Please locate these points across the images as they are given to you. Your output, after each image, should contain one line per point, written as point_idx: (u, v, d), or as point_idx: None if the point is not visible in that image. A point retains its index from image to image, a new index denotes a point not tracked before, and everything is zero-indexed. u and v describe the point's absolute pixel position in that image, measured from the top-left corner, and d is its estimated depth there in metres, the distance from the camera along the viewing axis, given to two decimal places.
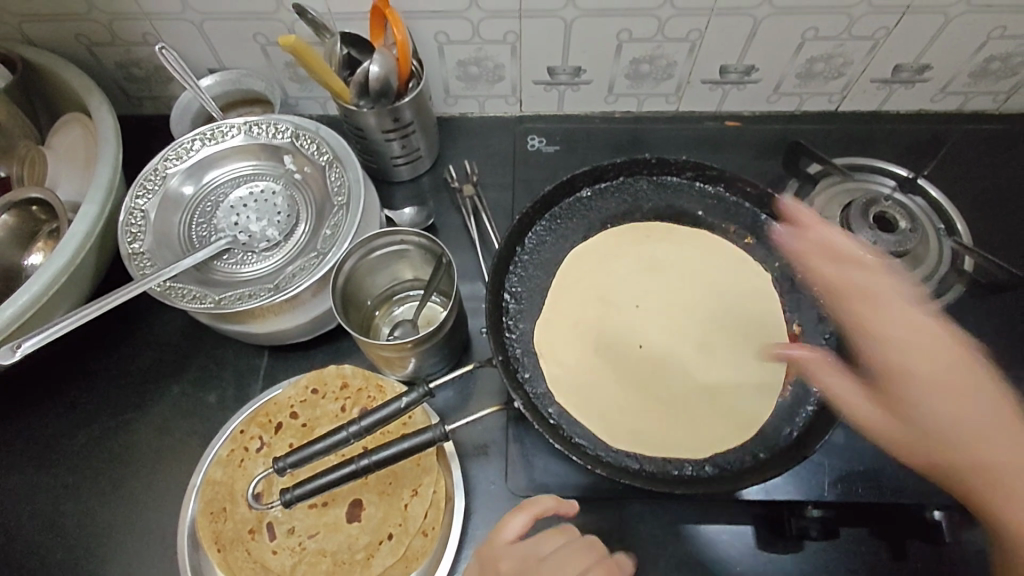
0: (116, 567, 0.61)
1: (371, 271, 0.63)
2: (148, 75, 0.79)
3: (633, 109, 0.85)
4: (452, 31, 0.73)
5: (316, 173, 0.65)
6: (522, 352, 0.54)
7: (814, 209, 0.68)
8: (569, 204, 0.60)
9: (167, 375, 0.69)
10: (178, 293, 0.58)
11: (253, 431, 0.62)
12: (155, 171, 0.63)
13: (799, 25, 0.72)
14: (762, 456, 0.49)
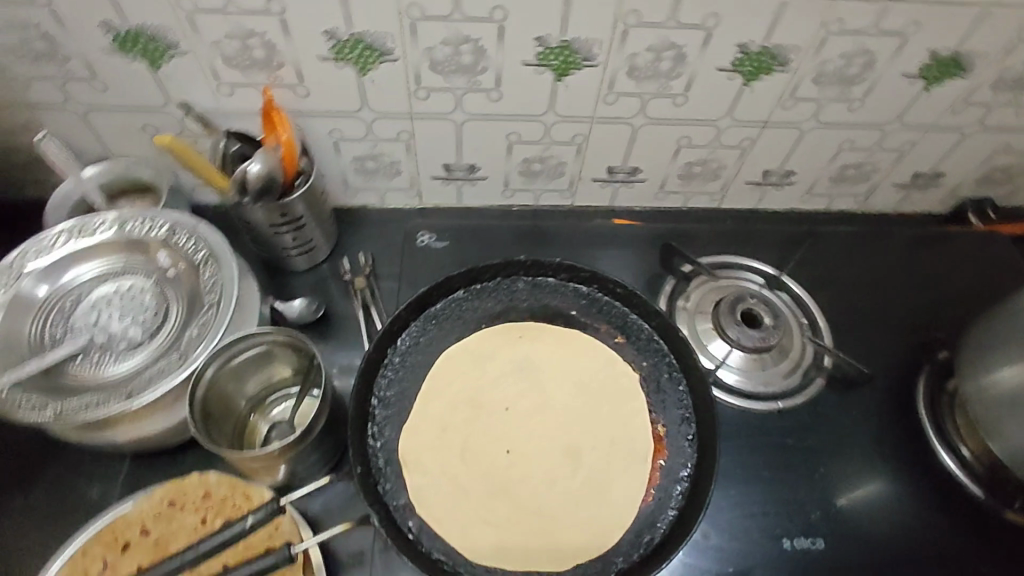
0: None
1: (240, 372, 0.61)
2: (30, 161, 0.77)
3: (530, 204, 0.89)
4: (345, 129, 0.75)
5: (191, 268, 0.64)
6: (384, 461, 0.52)
7: (690, 305, 0.71)
8: (445, 306, 0.61)
9: (10, 483, 0.63)
10: (17, 402, 0.54)
11: (96, 551, 0.57)
12: (11, 266, 0.61)
13: (672, 134, 0.78)
14: (619, 565, 0.49)
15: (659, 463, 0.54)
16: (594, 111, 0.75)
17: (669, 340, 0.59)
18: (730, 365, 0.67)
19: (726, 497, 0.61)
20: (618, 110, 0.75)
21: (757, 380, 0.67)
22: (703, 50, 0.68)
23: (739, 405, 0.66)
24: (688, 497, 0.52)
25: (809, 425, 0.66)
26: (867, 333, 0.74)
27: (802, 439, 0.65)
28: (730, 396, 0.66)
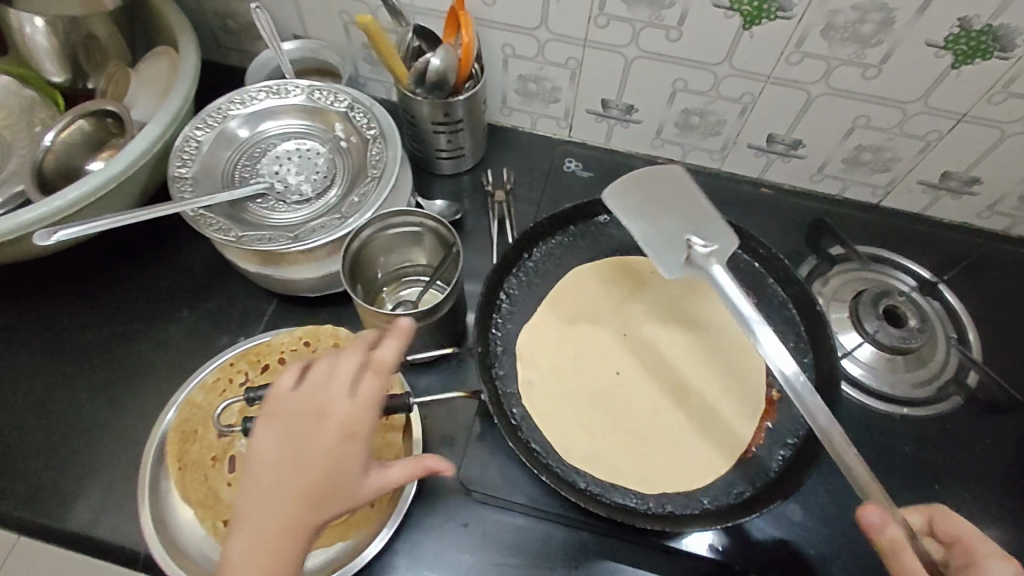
0: (83, 463, 0.64)
1: (388, 246, 0.66)
2: (240, 28, 0.85)
3: (676, 158, 0.87)
4: (518, 45, 0.77)
5: (360, 144, 0.70)
6: (502, 350, 0.56)
7: (828, 289, 0.68)
8: (585, 227, 0.63)
9: (181, 297, 0.73)
10: (207, 222, 0.63)
11: (242, 365, 0.66)
12: (219, 109, 0.69)
13: (852, 110, 0.73)
14: (704, 504, 0.50)
15: (766, 424, 0.54)
16: (773, 69, 0.71)
17: (804, 313, 0.58)
18: (857, 357, 0.64)
19: (821, 482, 0.60)
20: (800, 73, 0.71)
21: (885, 380, 0.64)
22: (916, 17, 0.62)
23: (858, 399, 0.63)
24: (789, 465, 0.51)
25: (932, 439, 0.62)
26: (1009, 366, 0.70)
27: (920, 451, 0.61)
28: (848, 387, 0.63)
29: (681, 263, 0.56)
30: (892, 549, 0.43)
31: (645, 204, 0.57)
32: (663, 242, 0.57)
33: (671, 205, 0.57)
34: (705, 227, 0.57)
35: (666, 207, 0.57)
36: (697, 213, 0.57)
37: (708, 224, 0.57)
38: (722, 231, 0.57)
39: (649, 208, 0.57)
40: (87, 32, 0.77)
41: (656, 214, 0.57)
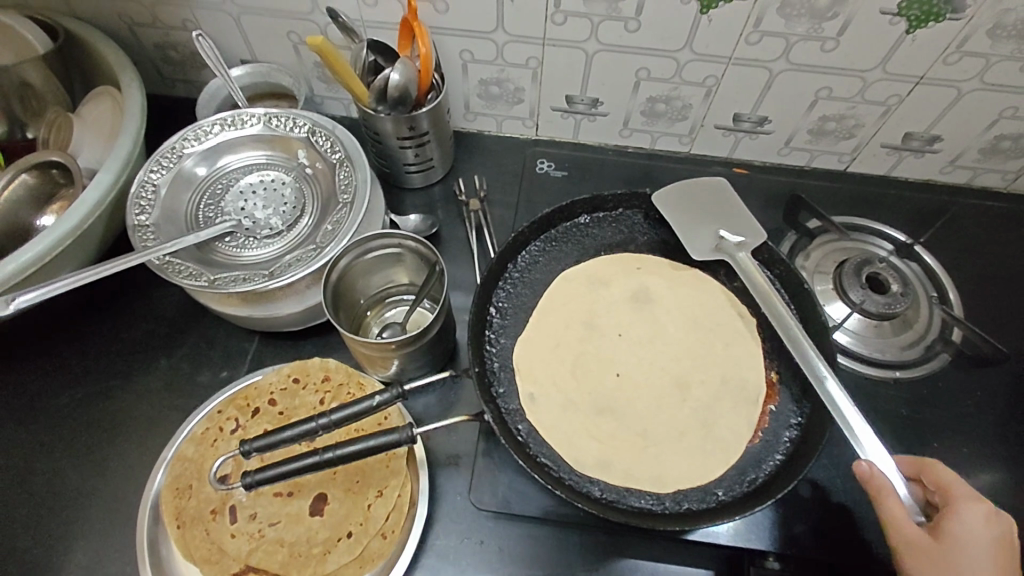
0: (73, 536, 0.60)
1: (367, 270, 0.64)
2: (184, 59, 0.82)
3: (646, 146, 0.87)
4: (476, 50, 0.75)
5: (327, 169, 0.68)
6: (499, 366, 0.55)
7: (810, 263, 0.69)
8: (565, 230, 0.62)
9: (157, 346, 0.70)
10: (176, 269, 0.60)
11: (230, 412, 0.63)
12: (173, 149, 0.66)
13: (813, 83, 0.74)
14: (721, 497, 0.49)
15: (770, 407, 0.54)
16: (733, 51, 0.71)
17: (790, 290, 0.58)
18: (847, 328, 0.65)
19: (827, 455, 0.61)
20: (760, 52, 0.71)
21: (874, 346, 0.65)
22: None
23: (851, 369, 0.64)
24: (798, 445, 0.51)
25: (927, 399, 0.63)
26: (987, 317, 0.72)
27: (918, 411, 0.62)
28: (842, 357, 0.64)
29: (708, 251, 0.61)
30: (880, 495, 0.48)
31: (688, 206, 0.62)
32: (696, 234, 0.61)
33: (710, 206, 0.62)
34: (737, 219, 0.61)
35: (704, 208, 0.62)
36: (731, 211, 0.61)
37: (739, 219, 0.61)
38: (752, 224, 0.60)
39: (690, 210, 0.61)
40: (20, 79, 0.72)
41: (696, 215, 0.62)
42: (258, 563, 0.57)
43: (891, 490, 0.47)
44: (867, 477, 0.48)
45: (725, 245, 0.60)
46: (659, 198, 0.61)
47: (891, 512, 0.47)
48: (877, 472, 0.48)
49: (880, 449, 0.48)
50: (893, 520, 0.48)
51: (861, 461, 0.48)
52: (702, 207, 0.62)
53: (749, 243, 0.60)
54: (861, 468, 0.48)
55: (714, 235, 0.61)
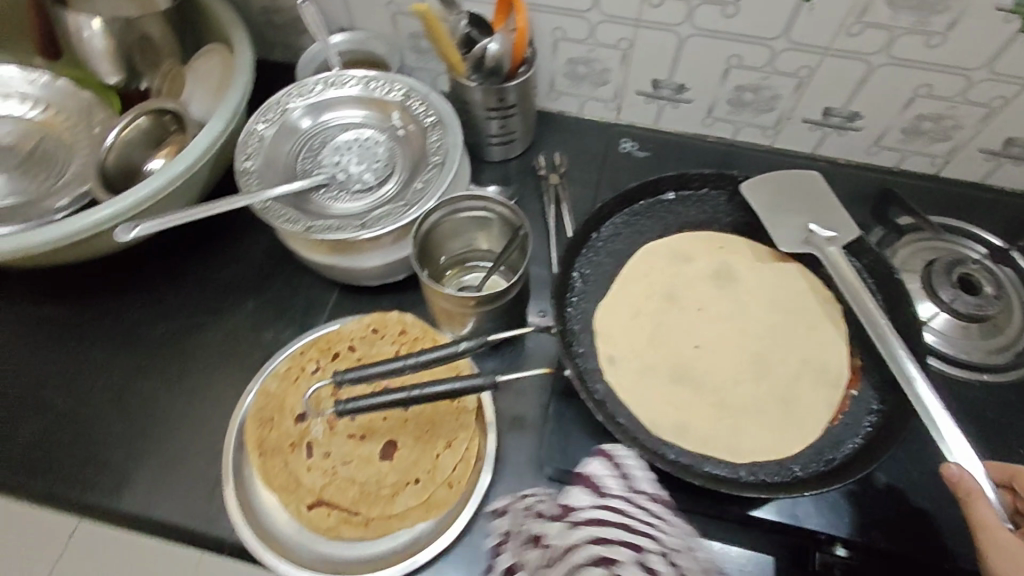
0: (163, 454, 0.65)
1: (456, 228, 0.67)
2: (286, 23, 0.86)
3: (727, 137, 0.86)
4: (569, 28, 0.76)
5: (419, 132, 0.70)
6: (580, 328, 0.56)
7: (897, 259, 0.67)
8: (650, 204, 0.62)
9: (246, 289, 0.74)
10: (276, 213, 0.63)
11: (312, 354, 0.66)
12: (278, 103, 0.70)
13: (913, 80, 0.72)
14: (798, 473, 0.50)
15: (851, 393, 0.53)
16: (832, 41, 0.70)
17: (879, 281, 0.57)
18: (934, 328, 0.63)
19: (901, 452, 0.60)
20: (860, 43, 0.70)
21: (961, 347, 0.63)
22: None
23: (938, 369, 0.62)
24: (879, 431, 0.51)
25: (1014, 408, 0.61)
26: None
27: (1005, 419, 0.60)
28: (932, 360, 0.63)
29: (796, 242, 0.60)
30: (968, 499, 0.46)
31: (778, 196, 0.61)
32: (785, 225, 0.61)
33: (801, 196, 0.60)
34: (829, 211, 0.60)
35: (794, 198, 0.60)
36: (823, 202, 0.60)
37: (831, 211, 0.59)
38: (845, 218, 0.59)
39: (780, 201, 0.60)
40: (141, 33, 0.78)
41: (786, 204, 0.61)
42: (331, 497, 0.59)
43: (980, 494, 0.45)
44: (956, 481, 0.46)
45: (813, 239, 0.59)
46: (750, 185, 0.60)
47: (983, 520, 0.45)
48: (967, 476, 0.46)
49: (969, 452, 0.47)
50: (985, 525, 0.45)
51: (950, 464, 0.47)
52: (793, 196, 0.60)
53: (839, 237, 0.59)
54: (949, 471, 0.46)
55: (802, 226, 0.60)
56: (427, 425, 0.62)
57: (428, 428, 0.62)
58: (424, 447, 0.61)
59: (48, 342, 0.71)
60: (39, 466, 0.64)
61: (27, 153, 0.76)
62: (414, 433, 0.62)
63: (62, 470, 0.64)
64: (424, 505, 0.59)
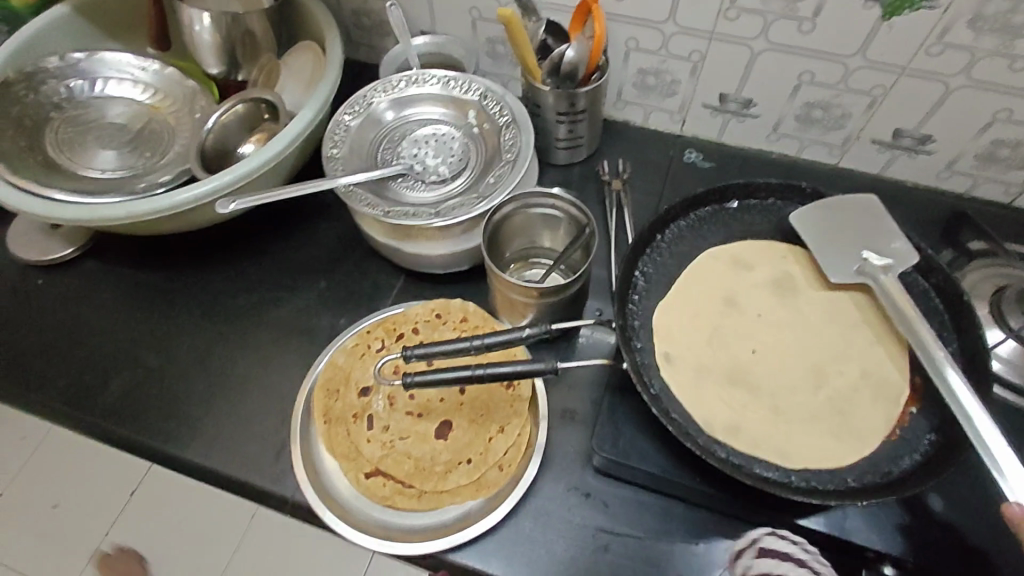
0: (236, 414, 0.69)
1: (526, 224, 0.70)
2: (372, 25, 0.92)
3: (793, 153, 0.87)
4: (642, 39, 0.79)
5: (493, 130, 0.74)
6: (639, 324, 0.58)
7: (965, 283, 0.66)
8: (714, 211, 0.64)
9: (319, 269, 0.79)
10: (358, 197, 0.68)
11: (378, 333, 0.70)
12: (365, 97, 0.74)
13: (992, 104, 0.71)
14: (851, 484, 0.50)
15: (911, 410, 0.53)
16: (909, 61, 0.70)
17: (946, 300, 0.57)
18: (1002, 355, 0.62)
19: (959, 477, 0.59)
20: (939, 64, 0.70)
21: None
22: None
23: (1002, 398, 0.61)
24: (939, 449, 0.50)
25: None
26: None
27: None
28: (1000, 389, 0.62)
29: (853, 272, 0.60)
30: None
31: (831, 226, 0.61)
32: (839, 255, 0.60)
33: (859, 226, 0.60)
34: (885, 239, 0.59)
35: (849, 227, 0.60)
36: (879, 229, 0.59)
37: (886, 239, 0.59)
38: (903, 247, 0.58)
39: (834, 229, 0.60)
40: (246, 28, 0.84)
41: (841, 234, 0.60)
42: (388, 469, 0.62)
43: None
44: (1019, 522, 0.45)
45: (868, 266, 0.58)
46: (798, 217, 0.61)
47: None
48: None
49: None
50: None
51: (1011, 503, 0.45)
52: (848, 226, 0.60)
53: (898, 264, 0.57)
54: (1011, 511, 0.45)
55: (858, 256, 0.60)
56: (482, 410, 0.65)
57: (481, 413, 0.65)
58: (478, 429, 0.64)
59: (141, 304, 0.77)
60: (127, 415, 0.70)
61: (137, 132, 0.84)
62: (468, 416, 0.65)
63: (147, 421, 0.69)
64: (474, 485, 0.61)
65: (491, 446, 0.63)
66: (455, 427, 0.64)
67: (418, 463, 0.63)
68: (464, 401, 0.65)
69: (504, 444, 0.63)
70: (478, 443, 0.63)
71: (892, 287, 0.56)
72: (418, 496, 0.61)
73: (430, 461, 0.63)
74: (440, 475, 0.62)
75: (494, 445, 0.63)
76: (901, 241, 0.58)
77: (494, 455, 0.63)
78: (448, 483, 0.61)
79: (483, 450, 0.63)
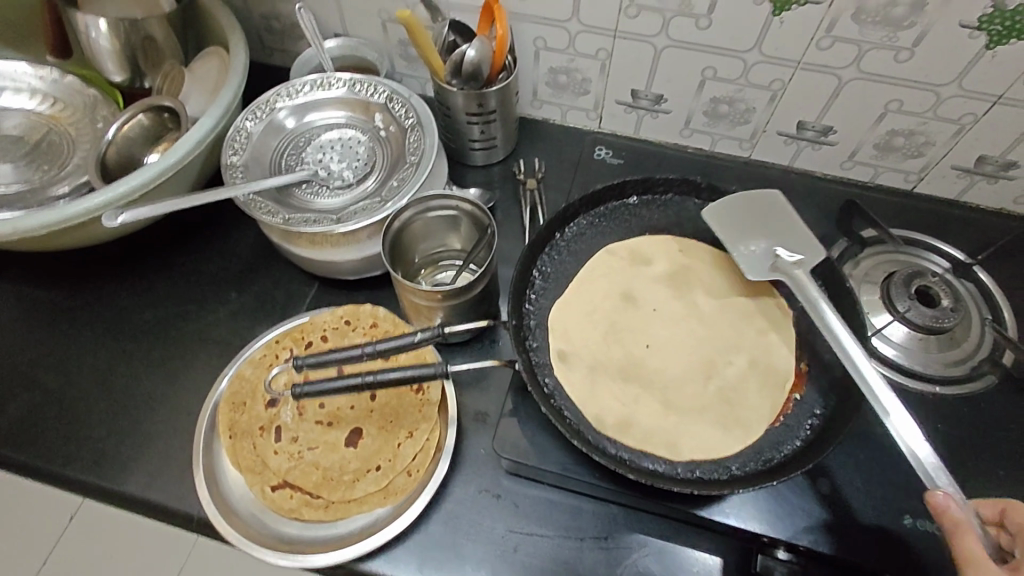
0: (140, 433, 0.68)
1: (429, 228, 0.70)
2: (284, 29, 0.90)
3: (706, 148, 0.88)
4: (550, 38, 0.79)
5: (399, 133, 0.73)
6: (535, 323, 0.58)
7: (859, 271, 0.68)
8: (614, 207, 0.64)
9: (229, 280, 0.77)
10: (257, 205, 0.66)
11: (286, 343, 0.69)
12: (267, 101, 0.73)
13: (883, 95, 0.74)
14: (734, 472, 0.51)
15: (794, 396, 0.54)
16: (803, 56, 0.72)
17: (831, 288, 0.59)
18: (884, 334, 0.64)
19: (851, 460, 0.61)
20: (831, 58, 0.71)
21: (915, 359, 0.64)
22: None
23: (878, 374, 0.63)
24: (817, 434, 0.52)
25: (970, 420, 0.62)
26: None
27: (959, 430, 0.61)
28: (876, 364, 0.64)
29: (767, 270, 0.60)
30: (955, 528, 0.45)
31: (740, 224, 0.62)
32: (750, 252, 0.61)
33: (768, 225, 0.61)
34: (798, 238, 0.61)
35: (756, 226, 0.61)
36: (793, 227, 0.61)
37: (798, 238, 0.60)
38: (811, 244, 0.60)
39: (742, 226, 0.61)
40: (146, 34, 0.81)
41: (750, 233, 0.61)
42: (294, 480, 0.61)
43: (967, 524, 0.45)
44: (941, 508, 0.46)
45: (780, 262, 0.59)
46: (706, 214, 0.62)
47: (967, 549, 0.45)
48: (951, 503, 0.46)
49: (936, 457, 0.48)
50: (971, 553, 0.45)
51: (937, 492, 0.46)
52: (756, 226, 0.61)
53: (806, 260, 0.59)
54: (935, 497, 0.46)
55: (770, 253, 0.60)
56: (392, 416, 0.65)
57: (391, 419, 0.65)
58: (387, 436, 0.64)
59: (41, 323, 0.74)
60: (24, 441, 0.67)
61: (33, 145, 0.81)
62: (378, 423, 0.64)
63: (45, 445, 0.67)
64: (382, 491, 0.61)
65: (400, 452, 0.63)
66: (365, 433, 0.64)
67: (326, 474, 0.62)
68: (373, 408, 0.65)
69: (414, 449, 0.63)
70: (390, 451, 0.63)
71: (805, 280, 0.57)
72: (325, 507, 0.60)
73: (338, 470, 0.62)
74: (347, 483, 0.61)
75: (404, 451, 0.63)
76: (810, 239, 0.60)
77: (403, 462, 0.62)
78: (356, 491, 0.61)
79: (392, 457, 0.62)
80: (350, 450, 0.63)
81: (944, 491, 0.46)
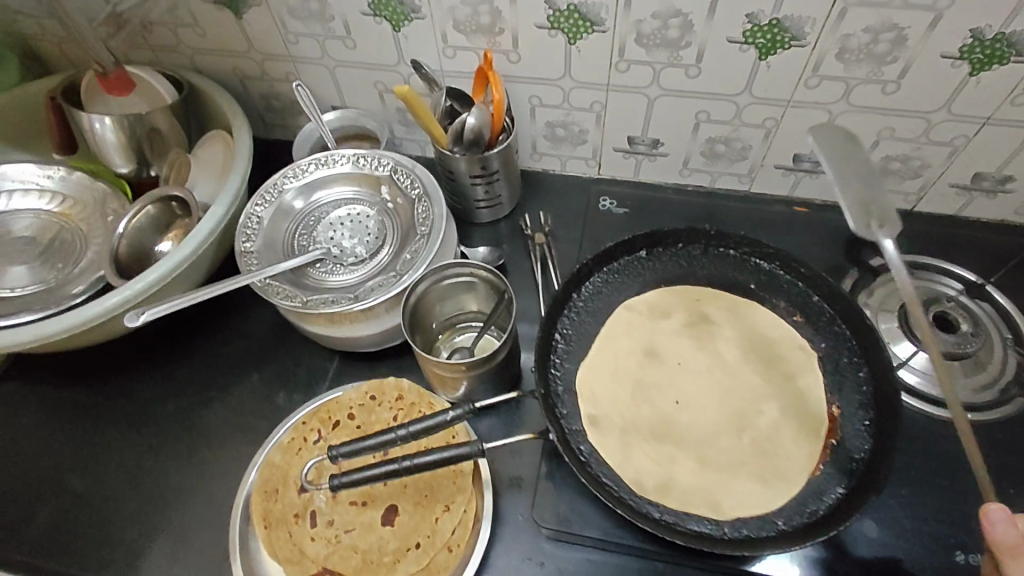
0: (173, 529, 0.67)
1: (445, 295, 0.71)
2: (283, 107, 0.92)
3: (706, 185, 0.90)
4: (544, 95, 0.81)
5: (406, 204, 0.74)
6: (562, 388, 0.58)
7: (875, 300, 0.70)
8: (627, 261, 0.65)
9: (249, 362, 0.77)
10: (274, 290, 0.67)
11: (313, 424, 0.69)
12: (275, 185, 0.74)
13: (875, 124, 0.75)
14: (781, 526, 0.51)
15: (831, 442, 0.54)
16: (792, 94, 0.74)
17: (852, 325, 0.59)
18: (910, 365, 0.65)
19: (892, 497, 0.60)
20: (820, 95, 0.73)
21: (944, 387, 0.64)
22: (928, 33, 0.64)
23: (909, 405, 0.64)
24: (860, 480, 0.52)
25: (1004, 444, 0.62)
26: None
27: (995, 457, 0.61)
28: (906, 396, 0.64)
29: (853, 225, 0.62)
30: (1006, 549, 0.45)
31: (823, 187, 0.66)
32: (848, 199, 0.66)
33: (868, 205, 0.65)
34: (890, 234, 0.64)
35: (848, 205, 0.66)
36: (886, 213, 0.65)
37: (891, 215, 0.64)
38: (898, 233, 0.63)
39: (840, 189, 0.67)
40: (150, 126, 0.82)
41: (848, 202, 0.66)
42: (334, 566, 0.61)
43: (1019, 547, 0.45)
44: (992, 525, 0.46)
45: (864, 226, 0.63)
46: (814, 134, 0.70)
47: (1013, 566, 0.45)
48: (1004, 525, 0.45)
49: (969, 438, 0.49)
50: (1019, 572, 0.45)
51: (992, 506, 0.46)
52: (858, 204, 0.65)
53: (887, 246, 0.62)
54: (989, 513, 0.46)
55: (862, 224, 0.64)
56: (427, 491, 0.64)
57: (427, 494, 0.64)
58: (424, 511, 0.63)
59: (65, 424, 0.74)
60: (57, 548, 0.67)
61: (47, 244, 0.82)
62: (414, 499, 0.64)
63: (79, 550, 0.67)
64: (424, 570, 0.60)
65: (438, 527, 0.62)
66: (402, 510, 0.63)
67: (366, 556, 0.61)
68: (408, 484, 0.65)
69: (452, 523, 0.62)
70: (428, 527, 0.62)
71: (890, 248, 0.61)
72: None
73: (378, 552, 0.61)
74: (389, 565, 0.60)
75: (442, 526, 0.62)
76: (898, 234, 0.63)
77: (442, 538, 0.61)
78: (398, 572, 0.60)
79: (431, 533, 0.62)
80: (388, 529, 0.63)
81: (1003, 511, 0.45)
